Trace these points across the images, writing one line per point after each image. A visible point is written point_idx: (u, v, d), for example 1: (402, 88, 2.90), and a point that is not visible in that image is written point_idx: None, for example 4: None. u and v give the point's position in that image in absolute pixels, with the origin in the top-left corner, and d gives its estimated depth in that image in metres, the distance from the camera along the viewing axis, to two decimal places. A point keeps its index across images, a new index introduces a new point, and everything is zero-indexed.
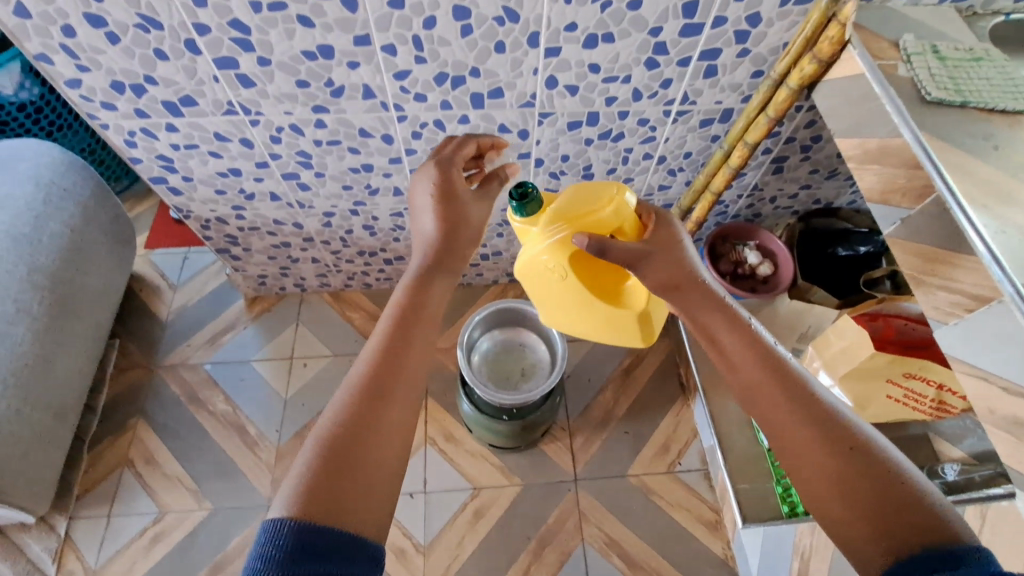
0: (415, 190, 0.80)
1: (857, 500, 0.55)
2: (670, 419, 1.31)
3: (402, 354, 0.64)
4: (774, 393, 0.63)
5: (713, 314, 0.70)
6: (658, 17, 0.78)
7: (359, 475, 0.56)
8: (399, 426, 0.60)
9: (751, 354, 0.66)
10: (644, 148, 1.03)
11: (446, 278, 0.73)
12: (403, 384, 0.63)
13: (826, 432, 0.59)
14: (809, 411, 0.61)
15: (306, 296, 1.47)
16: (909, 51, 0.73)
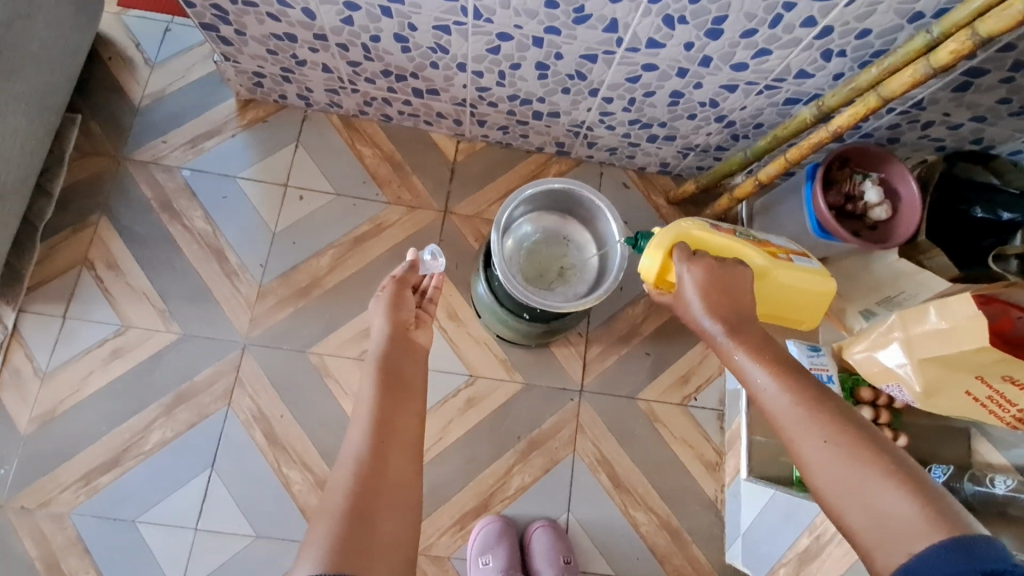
0: (371, 315, 0.84)
1: (870, 509, 0.55)
2: (699, 351, 1.17)
3: (390, 429, 0.68)
4: (784, 407, 0.63)
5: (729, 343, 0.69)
6: None
7: (368, 543, 0.57)
8: (400, 497, 0.62)
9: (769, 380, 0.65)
10: (812, 7, 0.73)
11: (411, 364, 0.77)
12: (398, 447, 0.67)
13: (831, 439, 0.59)
14: (814, 420, 0.61)
15: (312, 114, 1.20)
16: None
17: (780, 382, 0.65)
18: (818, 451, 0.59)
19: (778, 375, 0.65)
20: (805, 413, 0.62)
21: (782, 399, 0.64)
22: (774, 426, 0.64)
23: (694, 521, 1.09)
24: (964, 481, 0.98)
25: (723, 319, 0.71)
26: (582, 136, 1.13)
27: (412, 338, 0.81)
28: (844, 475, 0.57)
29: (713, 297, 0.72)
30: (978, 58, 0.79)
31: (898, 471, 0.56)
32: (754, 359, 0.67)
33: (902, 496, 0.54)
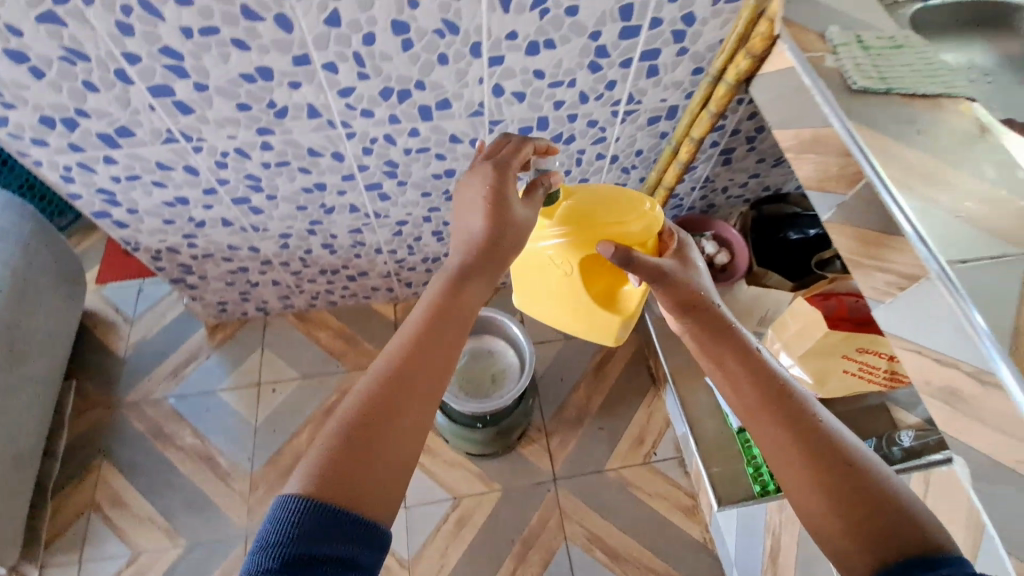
0: (465, 186, 0.71)
1: (844, 540, 0.54)
2: (643, 408, 1.37)
3: (416, 359, 0.60)
4: (775, 434, 0.61)
5: (725, 349, 0.68)
6: (596, 21, 0.81)
7: (364, 485, 0.52)
8: (404, 444, 0.56)
9: (756, 381, 0.65)
10: (595, 149, 1.07)
11: (474, 284, 0.66)
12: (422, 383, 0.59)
13: (824, 473, 0.58)
14: (808, 452, 0.59)
15: (270, 319, 1.44)
16: (835, 43, 0.75)
17: (775, 410, 0.63)
18: (806, 461, 0.59)
19: (773, 404, 0.63)
20: (798, 443, 0.60)
21: (775, 425, 0.61)
22: (755, 426, 0.64)
23: (691, 564, 1.18)
24: (885, 447, 1.13)
25: (718, 342, 0.69)
26: None
27: (507, 250, 0.68)
28: (824, 480, 0.57)
29: (699, 308, 0.71)
30: (721, 143, 1.10)
31: (891, 508, 0.55)
32: (740, 364, 0.67)
33: (882, 515, 0.54)
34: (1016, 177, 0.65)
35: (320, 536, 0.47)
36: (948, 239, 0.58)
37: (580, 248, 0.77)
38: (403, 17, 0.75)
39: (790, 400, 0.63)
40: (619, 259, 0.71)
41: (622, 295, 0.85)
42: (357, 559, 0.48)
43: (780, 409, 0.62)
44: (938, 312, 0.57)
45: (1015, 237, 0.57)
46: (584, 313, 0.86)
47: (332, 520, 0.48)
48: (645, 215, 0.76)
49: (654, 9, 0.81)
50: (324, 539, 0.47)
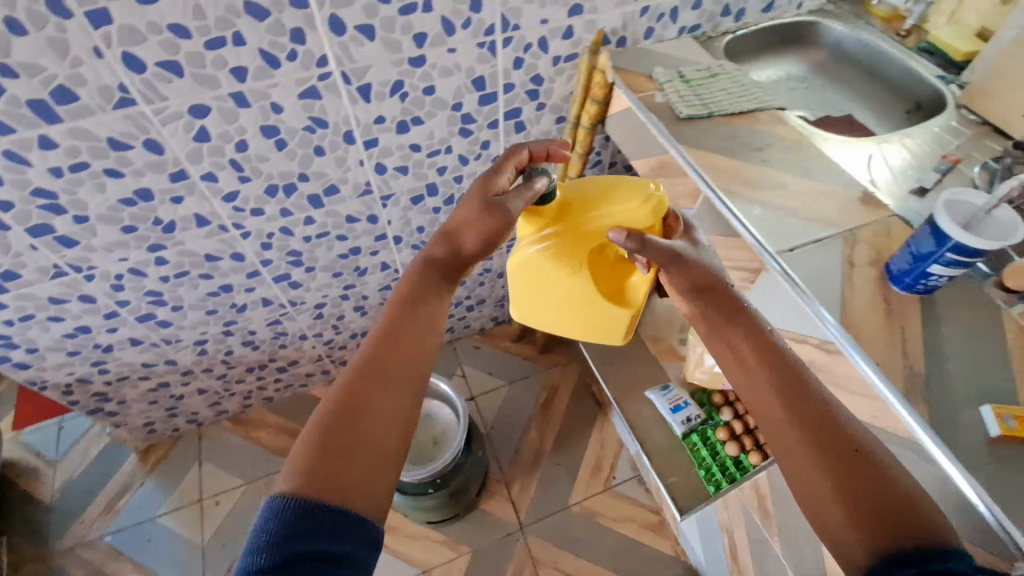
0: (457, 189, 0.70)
1: (848, 539, 0.45)
2: (595, 434, 1.41)
3: (390, 356, 0.57)
4: (775, 419, 0.52)
5: (729, 322, 0.59)
6: (454, 94, 0.89)
7: (347, 476, 0.48)
8: (382, 432, 0.52)
9: (761, 351, 0.57)
10: None
11: (446, 283, 0.66)
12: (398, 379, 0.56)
13: (834, 465, 0.48)
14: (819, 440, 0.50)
15: (204, 429, 1.42)
16: (661, 80, 0.88)
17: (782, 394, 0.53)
18: (807, 432, 0.50)
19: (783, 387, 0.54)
20: (806, 431, 0.51)
21: (778, 409, 0.52)
22: (749, 395, 0.55)
23: None
24: None
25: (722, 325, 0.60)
26: None
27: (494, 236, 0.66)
28: (824, 457, 0.49)
29: (708, 289, 0.61)
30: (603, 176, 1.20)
31: (920, 516, 0.44)
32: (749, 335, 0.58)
33: (890, 502, 0.46)
34: (825, 170, 0.76)
35: (309, 536, 0.44)
36: (774, 235, 0.67)
37: (574, 240, 0.69)
38: (270, 121, 0.80)
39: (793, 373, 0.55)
40: (633, 245, 0.60)
41: (629, 288, 0.73)
42: (355, 554, 0.45)
43: (785, 380, 0.54)
44: (780, 296, 0.65)
45: (821, 223, 0.69)
46: (590, 314, 0.73)
47: (319, 519, 0.45)
48: (648, 197, 0.68)
49: (504, 76, 0.90)
50: (313, 539, 0.44)
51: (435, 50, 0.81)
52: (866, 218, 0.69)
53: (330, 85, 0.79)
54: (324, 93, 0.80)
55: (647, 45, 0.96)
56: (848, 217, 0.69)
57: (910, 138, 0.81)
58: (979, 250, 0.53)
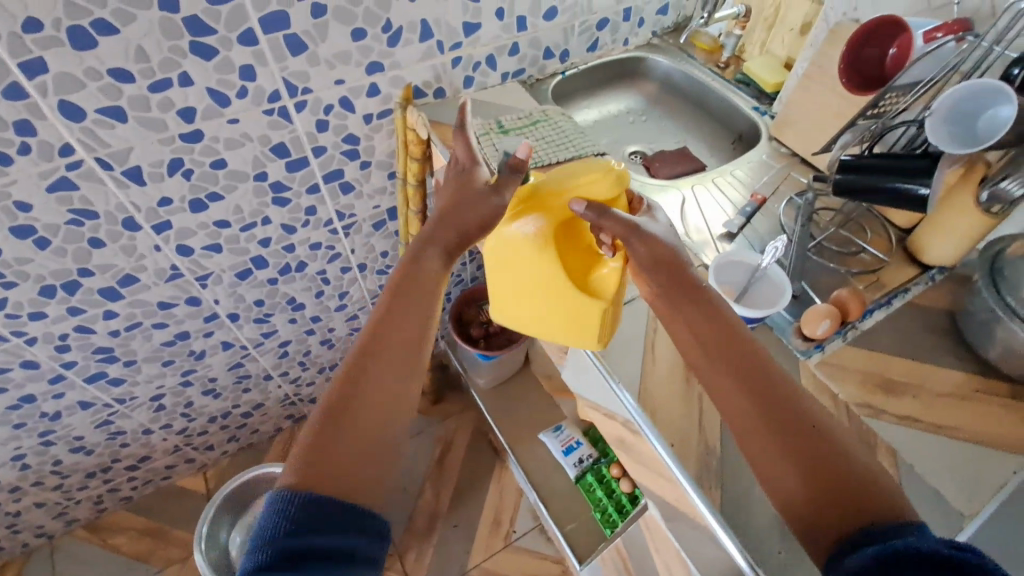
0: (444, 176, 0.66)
1: (807, 521, 0.41)
2: (494, 486, 1.35)
3: (386, 340, 0.54)
4: (738, 401, 0.47)
5: (689, 307, 0.53)
6: (253, 165, 0.80)
7: (341, 475, 0.47)
8: (377, 422, 0.51)
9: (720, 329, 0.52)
10: (335, 265, 1.05)
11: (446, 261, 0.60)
12: (382, 374, 0.53)
13: (795, 449, 0.44)
14: (778, 425, 0.45)
15: (55, 542, 1.27)
16: (478, 133, 0.83)
17: (747, 380, 0.48)
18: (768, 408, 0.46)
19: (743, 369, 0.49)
20: (765, 414, 0.46)
21: (743, 395, 0.47)
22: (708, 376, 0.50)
23: None
24: None
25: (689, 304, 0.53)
26: (298, 401, 1.35)
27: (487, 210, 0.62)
28: (783, 434, 0.45)
29: (672, 266, 0.53)
30: None
31: (883, 500, 0.40)
32: (706, 313, 0.52)
33: (845, 479, 0.42)
34: None
35: (316, 528, 0.44)
36: None
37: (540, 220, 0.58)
38: (18, 222, 0.70)
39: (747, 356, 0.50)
40: (592, 217, 0.53)
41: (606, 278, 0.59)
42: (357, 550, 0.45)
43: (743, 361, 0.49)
44: (586, 368, 0.61)
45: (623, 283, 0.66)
46: (559, 303, 0.58)
47: (320, 513, 0.45)
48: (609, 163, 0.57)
49: (309, 140, 0.82)
50: (317, 529, 0.44)
51: (211, 122, 0.72)
52: None
53: (86, 174, 0.69)
54: (81, 183, 0.70)
55: (470, 93, 0.91)
56: None
57: (722, 176, 0.81)
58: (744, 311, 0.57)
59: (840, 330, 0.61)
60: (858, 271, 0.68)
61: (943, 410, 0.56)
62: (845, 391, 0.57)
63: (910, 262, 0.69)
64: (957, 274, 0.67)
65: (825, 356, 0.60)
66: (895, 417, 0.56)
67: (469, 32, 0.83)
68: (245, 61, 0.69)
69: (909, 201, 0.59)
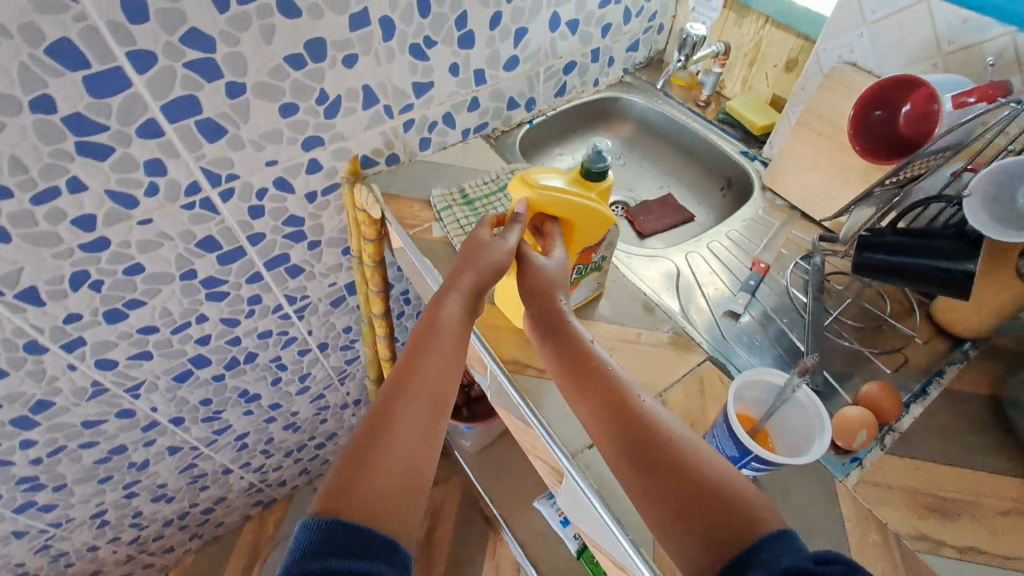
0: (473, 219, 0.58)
1: (683, 548, 0.40)
2: (489, 560, 1.24)
3: (418, 376, 0.48)
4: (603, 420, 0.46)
5: (554, 329, 0.52)
6: (178, 264, 0.68)
7: (367, 511, 0.41)
8: (406, 459, 0.44)
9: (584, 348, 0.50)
10: (292, 350, 0.92)
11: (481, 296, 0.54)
12: (412, 407, 0.47)
13: (656, 477, 0.42)
14: (637, 448, 0.44)
15: None
16: (438, 207, 0.72)
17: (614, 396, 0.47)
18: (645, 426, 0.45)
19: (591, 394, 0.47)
20: (626, 437, 0.44)
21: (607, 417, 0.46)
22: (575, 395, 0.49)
23: None
24: None
25: (541, 326, 0.52)
26: (266, 486, 1.22)
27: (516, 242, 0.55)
28: (660, 454, 0.43)
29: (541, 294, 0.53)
30: None
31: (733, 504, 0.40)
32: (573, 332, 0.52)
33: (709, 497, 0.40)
34: (632, 305, 0.64)
35: (353, 554, 0.38)
36: (566, 424, 0.54)
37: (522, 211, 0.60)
38: None
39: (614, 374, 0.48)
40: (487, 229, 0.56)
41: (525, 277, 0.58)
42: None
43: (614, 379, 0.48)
44: (587, 509, 0.52)
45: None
46: None
47: (342, 540, 0.38)
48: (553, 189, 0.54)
49: (244, 229, 0.70)
50: (334, 555, 0.37)
51: (119, 226, 0.60)
52: (679, 369, 0.58)
53: None
54: None
55: (428, 154, 0.81)
56: (658, 374, 0.58)
57: (717, 240, 0.72)
58: (781, 460, 0.43)
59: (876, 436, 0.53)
60: (881, 353, 0.60)
61: (1005, 534, 0.48)
62: (894, 520, 0.48)
63: (940, 336, 0.61)
64: (992, 348, 0.60)
65: (864, 472, 0.51)
66: (956, 550, 0.47)
67: (420, 92, 0.73)
68: (150, 155, 0.57)
69: (905, 272, 0.52)
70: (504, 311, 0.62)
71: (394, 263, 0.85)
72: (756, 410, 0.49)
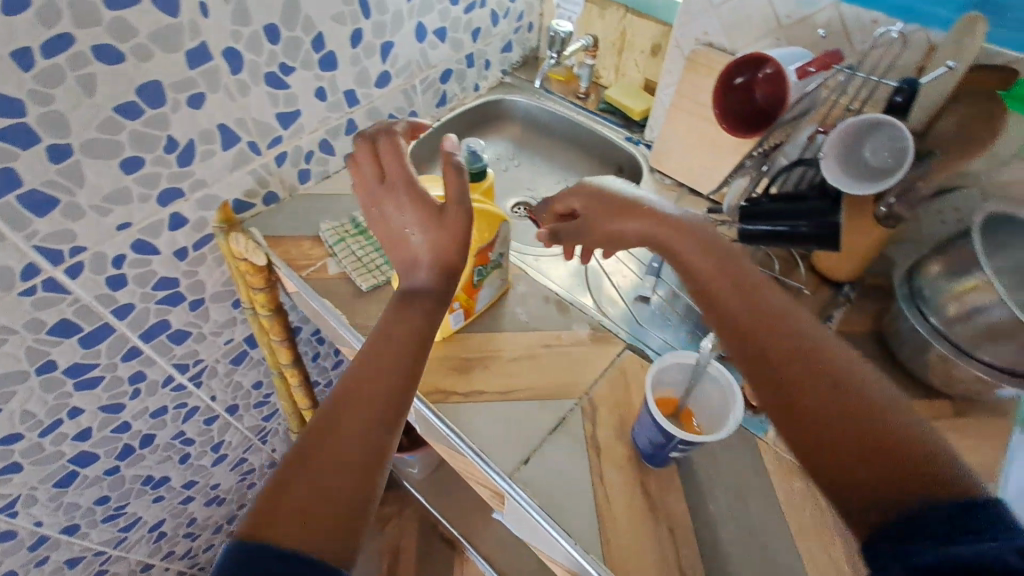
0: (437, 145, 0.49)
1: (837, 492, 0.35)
2: None
3: (367, 383, 0.43)
4: (758, 352, 0.41)
5: (701, 263, 0.48)
6: (30, 358, 0.58)
7: (297, 531, 0.34)
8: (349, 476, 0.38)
9: (732, 287, 0.45)
10: (197, 421, 0.83)
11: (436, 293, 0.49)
12: (362, 417, 0.41)
13: (807, 412, 0.37)
14: (782, 384, 0.39)
15: None
16: (331, 242, 0.68)
17: (764, 327, 0.42)
18: (807, 361, 0.39)
19: (750, 332, 0.42)
20: (781, 373, 0.40)
21: (764, 350, 0.41)
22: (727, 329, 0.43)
23: None
24: None
25: (692, 274, 0.48)
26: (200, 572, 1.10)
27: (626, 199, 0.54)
28: (822, 391, 0.38)
29: (663, 233, 0.51)
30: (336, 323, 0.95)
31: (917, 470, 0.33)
32: (713, 268, 0.47)
33: (884, 445, 0.35)
34: (547, 307, 0.63)
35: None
36: (497, 445, 0.52)
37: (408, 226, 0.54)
38: None
39: (766, 306, 0.43)
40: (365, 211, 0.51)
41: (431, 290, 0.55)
42: None
43: (767, 314, 0.43)
44: (533, 527, 0.50)
45: (548, 400, 0.55)
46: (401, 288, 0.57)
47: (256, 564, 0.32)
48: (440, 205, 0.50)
49: (106, 303, 0.62)
50: None
51: None
52: (601, 365, 0.58)
53: None
54: None
55: (311, 187, 0.75)
56: (582, 373, 0.57)
57: None
58: (701, 439, 0.44)
59: None
60: None
61: None
62: None
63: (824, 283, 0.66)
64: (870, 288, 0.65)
65: None
66: None
67: (287, 122, 0.67)
68: None
69: (789, 238, 0.54)
70: None
71: (293, 306, 0.79)
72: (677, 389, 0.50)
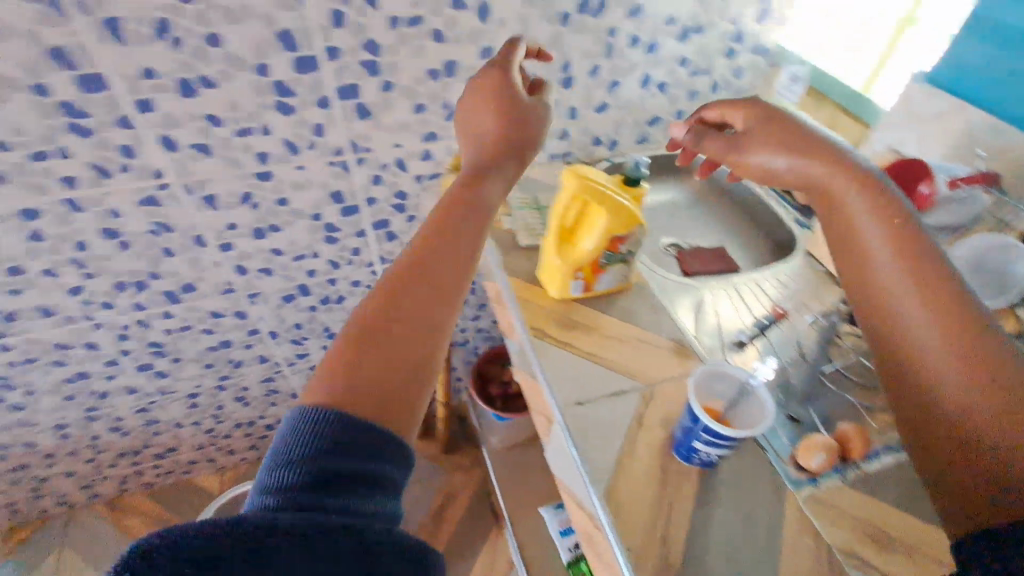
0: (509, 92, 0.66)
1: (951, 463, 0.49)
2: (486, 552, 1.33)
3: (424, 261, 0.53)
4: (914, 333, 0.53)
5: (877, 244, 0.57)
6: (312, 206, 0.89)
7: (364, 394, 0.45)
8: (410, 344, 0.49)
9: (900, 265, 0.55)
10: None
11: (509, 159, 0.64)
12: (423, 289, 0.52)
13: (931, 399, 0.51)
14: (917, 369, 0.52)
15: (75, 513, 1.37)
16: (515, 205, 0.88)
17: (928, 311, 0.52)
18: (941, 344, 0.51)
19: (903, 319, 0.54)
20: (924, 352, 0.52)
21: (925, 333, 0.52)
22: (883, 304, 0.56)
23: None
24: None
25: (864, 257, 0.58)
26: None
27: (802, 150, 0.62)
28: (954, 374, 0.50)
29: (849, 218, 0.60)
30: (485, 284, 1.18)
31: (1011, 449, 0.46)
32: (882, 243, 0.57)
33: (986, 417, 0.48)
34: (654, 314, 0.74)
35: (351, 449, 0.42)
36: (564, 380, 0.65)
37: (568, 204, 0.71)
38: (110, 225, 0.80)
39: (928, 287, 0.53)
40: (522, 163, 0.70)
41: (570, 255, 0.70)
42: (380, 473, 0.43)
43: (923, 297, 0.53)
44: (563, 451, 0.62)
45: (618, 372, 0.66)
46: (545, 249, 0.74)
47: (340, 433, 0.42)
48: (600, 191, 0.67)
49: (365, 191, 0.90)
50: (335, 454, 0.41)
51: (283, 166, 0.82)
52: (673, 371, 0.67)
53: (172, 195, 0.80)
54: (167, 202, 0.80)
55: None
56: (656, 368, 0.67)
57: (744, 283, 0.81)
58: (726, 432, 0.52)
59: (838, 466, 0.59)
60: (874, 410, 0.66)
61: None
62: (831, 534, 0.54)
63: None
64: None
65: (817, 491, 0.57)
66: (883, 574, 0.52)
67: None
68: (318, 120, 0.78)
69: None
70: (541, 282, 0.76)
71: None
72: (722, 404, 0.59)
